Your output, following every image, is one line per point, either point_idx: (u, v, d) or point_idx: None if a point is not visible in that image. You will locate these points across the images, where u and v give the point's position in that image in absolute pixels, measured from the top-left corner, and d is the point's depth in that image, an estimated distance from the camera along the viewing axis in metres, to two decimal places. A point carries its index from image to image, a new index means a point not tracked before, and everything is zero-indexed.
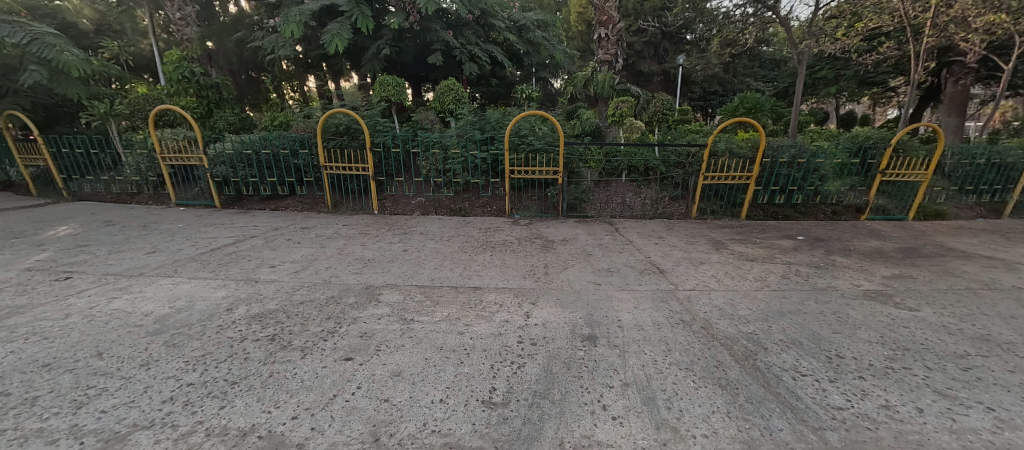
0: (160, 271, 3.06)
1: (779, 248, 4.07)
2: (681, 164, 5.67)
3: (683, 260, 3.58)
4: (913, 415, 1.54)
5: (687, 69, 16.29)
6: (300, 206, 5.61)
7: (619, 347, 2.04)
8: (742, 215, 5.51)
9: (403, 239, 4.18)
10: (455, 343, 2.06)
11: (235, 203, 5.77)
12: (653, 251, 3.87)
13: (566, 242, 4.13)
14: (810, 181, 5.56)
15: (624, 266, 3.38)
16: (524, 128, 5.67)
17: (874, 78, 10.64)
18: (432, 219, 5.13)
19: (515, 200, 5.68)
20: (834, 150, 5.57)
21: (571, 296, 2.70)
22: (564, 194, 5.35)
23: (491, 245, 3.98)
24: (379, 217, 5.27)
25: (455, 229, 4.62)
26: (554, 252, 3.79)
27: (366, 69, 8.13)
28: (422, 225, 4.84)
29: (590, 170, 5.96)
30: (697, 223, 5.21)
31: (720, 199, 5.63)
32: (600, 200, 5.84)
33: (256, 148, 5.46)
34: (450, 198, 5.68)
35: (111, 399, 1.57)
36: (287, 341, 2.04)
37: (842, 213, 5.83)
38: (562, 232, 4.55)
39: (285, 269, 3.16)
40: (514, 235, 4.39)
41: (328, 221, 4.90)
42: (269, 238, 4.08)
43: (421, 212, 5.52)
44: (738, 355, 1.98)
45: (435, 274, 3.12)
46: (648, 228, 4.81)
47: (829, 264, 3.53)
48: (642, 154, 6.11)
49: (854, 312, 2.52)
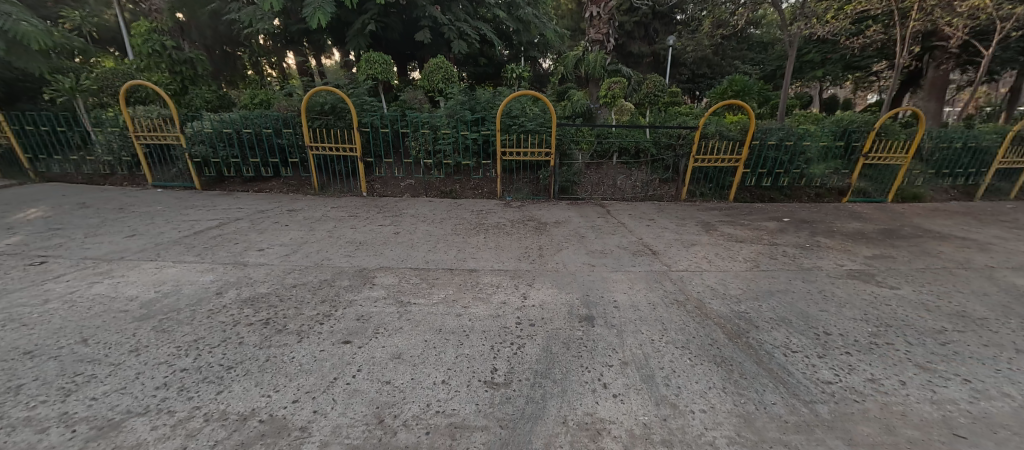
0: (142, 255, 2.95)
1: (766, 229, 4.16)
2: (672, 146, 5.68)
3: (675, 242, 3.62)
4: (896, 387, 1.63)
5: (676, 51, 16.14)
6: (286, 188, 5.43)
7: (616, 327, 2.07)
8: (730, 198, 5.59)
9: (394, 222, 4.11)
10: (454, 325, 2.06)
11: (217, 185, 5.54)
12: (645, 233, 3.91)
13: (559, 225, 4.12)
14: (796, 163, 5.66)
15: (617, 248, 3.41)
16: (515, 109, 5.58)
17: (859, 63, 10.75)
18: (422, 201, 5.06)
19: (507, 182, 5.63)
20: (820, 133, 5.67)
21: (566, 278, 2.71)
22: (557, 175, 5.34)
23: (483, 228, 3.94)
24: (368, 199, 5.16)
25: (447, 211, 4.57)
26: (548, 235, 3.77)
27: (351, 46, 7.79)
28: (413, 207, 4.77)
29: (581, 152, 5.93)
30: (687, 205, 5.26)
31: (710, 182, 5.66)
32: (590, 182, 5.83)
33: (238, 127, 5.23)
34: (440, 180, 5.59)
35: (101, 386, 1.52)
36: (282, 325, 2.00)
37: (826, 196, 5.97)
38: (554, 215, 4.54)
39: (274, 252, 3.08)
40: (506, 218, 4.35)
41: (315, 203, 4.77)
42: (255, 220, 3.96)
43: (411, 194, 5.43)
44: (731, 333, 2.03)
45: (430, 257, 3.09)
46: (639, 211, 4.84)
47: (814, 245, 3.63)
48: (633, 136, 6.09)
49: (839, 290, 2.61)
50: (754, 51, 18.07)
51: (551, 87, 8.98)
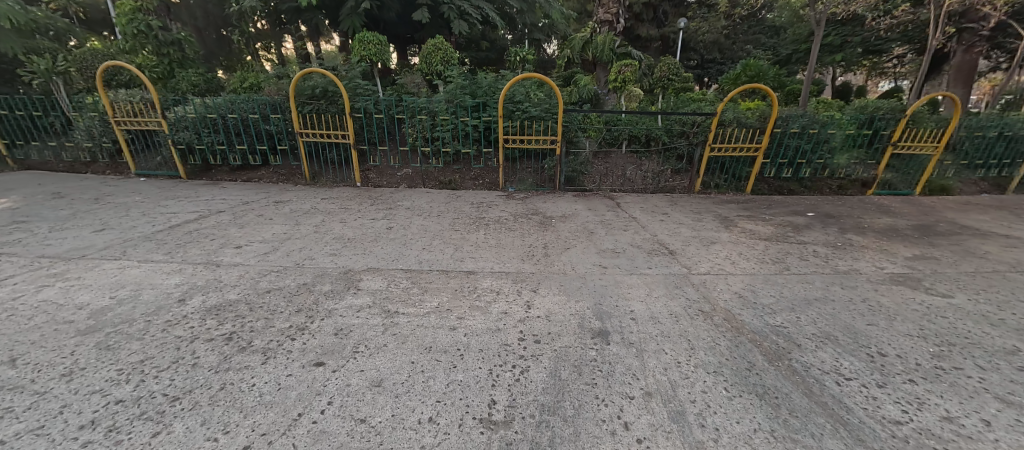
0: (107, 253, 2.67)
1: (791, 225, 3.82)
2: (685, 134, 5.31)
3: (692, 240, 3.30)
4: (982, 430, 1.33)
5: (687, 34, 15.44)
6: (275, 178, 5.12)
7: (636, 345, 1.77)
8: (748, 190, 5.23)
9: (387, 215, 3.80)
10: (447, 342, 1.77)
11: (203, 174, 5.22)
12: (659, 229, 3.58)
13: (564, 220, 3.79)
14: (819, 153, 5.27)
15: (630, 246, 3.10)
16: (519, 94, 5.19)
17: (881, 47, 10.17)
18: (419, 193, 4.75)
19: (510, 172, 5.29)
20: (846, 121, 5.25)
21: (575, 282, 2.41)
22: (563, 165, 5.00)
23: (483, 223, 3.63)
24: (362, 190, 4.85)
25: (444, 204, 4.26)
26: (553, 231, 3.46)
27: (345, 26, 7.34)
28: (409, 199, 4.46)
29: (588, 140, 5.55)
30: (702, 198, 4.92)
31: (727, 173, 5.29)
32: (598, 172, 5.48)
33: (222, 112, 4.90)
34: (438, 169, 5.24)
35: (14, 424, 1.25)
36: (246, 341, 1.72)
37: (848, 188, 5.59)
38: (560, 208, 4.22)
39: (252, 250, 2.79)
40: (508, 211, 4.02)
41: (305, 194, 4.47)
42: (238, 213, 3.67)
43: (408, 185, 5.11)
44: (771, 354, 1.74)
45: (423, 256, 2.79)
46: (651, 204, 4.52)
47: (847, 244, 3.29)
48: (644, 123, 5.71)
49: (886, 299, 2.30)
50: (766, 34, 17.29)
51: (557, 71, 8.49)
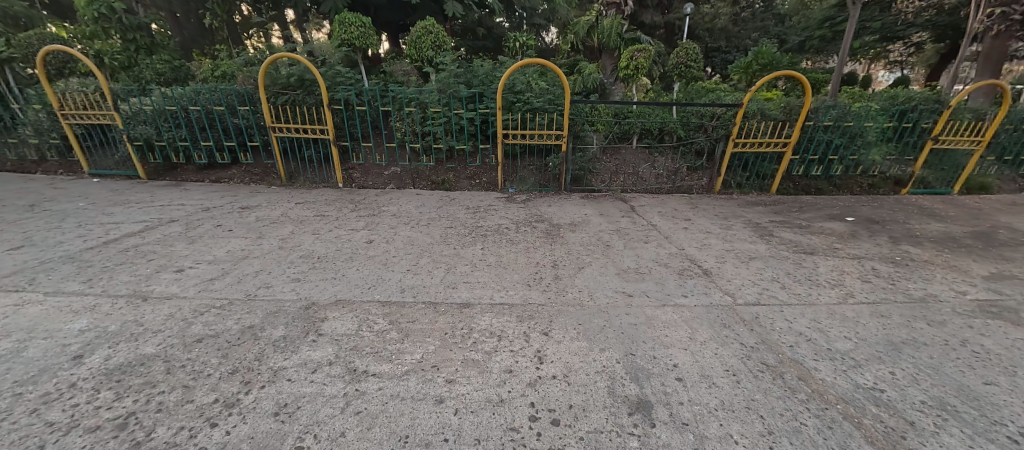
0: (10, 281, 2.14)
1: (833, 234, 3.33)
2: (703, 127, 4.89)
3: (727, 254, 2.80)
4: None
5: (692, 21, 14.77)
6: (248, 178, 4.56)
7: (694, 429, 1.27)
8: (773, 190, 4.72)
9: (369, 224, 3.27)
10: (429, 427, 1.26)
11: (168, 173, 4.64)
12: (684, 240, 3.07)
13: (574, 229, 3.28)
14: (852, 148, 4.75)
15: (656, 264, 2.59)
16: (519, 82, 4.64)
17: (901, 33, 9.56)
18: (408, 195, 4.22)
19: (509, 170, 4.75)
20: (882, 112, 4.74)
21: (596, 321, 1.91)
22: (569, 163, 4.46)
23: (479, 233, 3.10)
24: (343, 192, 4.31)
25: (436, 209, 3.73)
26: (563, 244, 2.94)
27: (326, 8, 6.70)
28: (396, 202, 3.94)
29: (596, 133, 5.02)
30: (724, 199, 4.41)
31: (750, 170, 4.78)
32: (607, 170, 4.95)
33: (184, 104, 4.31)
34: (430, 168, 4.70)
35: None
36: (142, 431, 1.20)
37: (881, 186, 5.09)
38: (567, 213, 3.70)
39: (196, 275, 2.27)
40: (510, 218, 3.51)
41: (278, 198, 3.92)
42: (193, 223, 3.14)
43: (397, 186, 4.56)
44: (883, 442, 1.24)
45: (407, 282, 2.27)
46: (670, 207, 4.00)
47: (908, 259, 2.80)
48: (658, 116, 5.18)
49: (992, 343, 1.81)
50: (774, 20, 16.52)
51: (559, 58, 7.85)
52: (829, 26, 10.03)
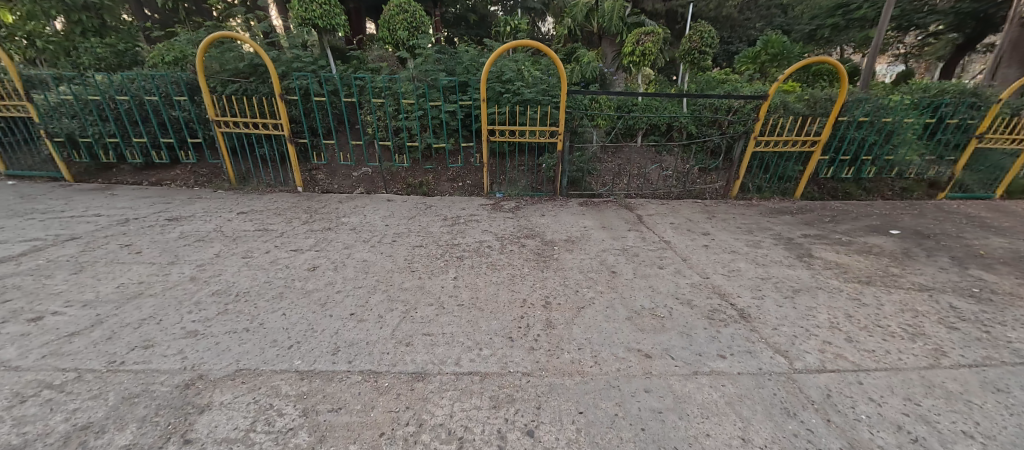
0: None
1: (884, 253, 2.76)
2: (717, 122, 4.44)
3: (764, 285, 2.22)
4: None
5: (695, 9, 14.11)
6: (192, 180, 3.91)
7: None
8: (797, 194, 4.14)
9: (320, 241, 2.66)
10: None
11: (101, 174, 3.98)
12: (708, 263, 2.48)
13: (571, 247, 2.68)
14: (888, 146, 4.17)
15: (678, 303, 2.00)
16: (508, 71, 4.07)
17: (918, 22, 8.97)
18: (378, 201, 3.62)
19: (497, 172, 4.14)
20: (917, 106, 4.21)
21: (605, 409, 1.31)
22: (565, 164, 3.82)
23: (455, 255, 2.51)
24: (301, 197, 3.67)
25: (407, 220, 3.13)
26: (557, 270, 2.34)
27: None
28: (361, 211, 3.33)
29: (596, 130, 4.44)
30: (744, 206, 3.82)
31: (771, 172, 4.20)
32: (608, 172, 4.36)
33: (111, 94, 3.64)
34: (405, 169, 4.10)
35: None
36: None
37: (913, 190, 4.54)
38: (564, 225, 3.12)
39: (53, 328, 1.65)
40: (494, 233, 2.92)
41: (219, 206, 3.28)
42: (97, 241, 2.52)
43: (366, 190, 3.94)
44: None
45: (344, 335, 1.66)
46: (683, 216, 3.42)
47: (989, 292, 2.23)
48: (666, 109, 4.57)
49: None
50: (779, 10, 15.91)
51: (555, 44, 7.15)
52: (842, 13, 9.44)
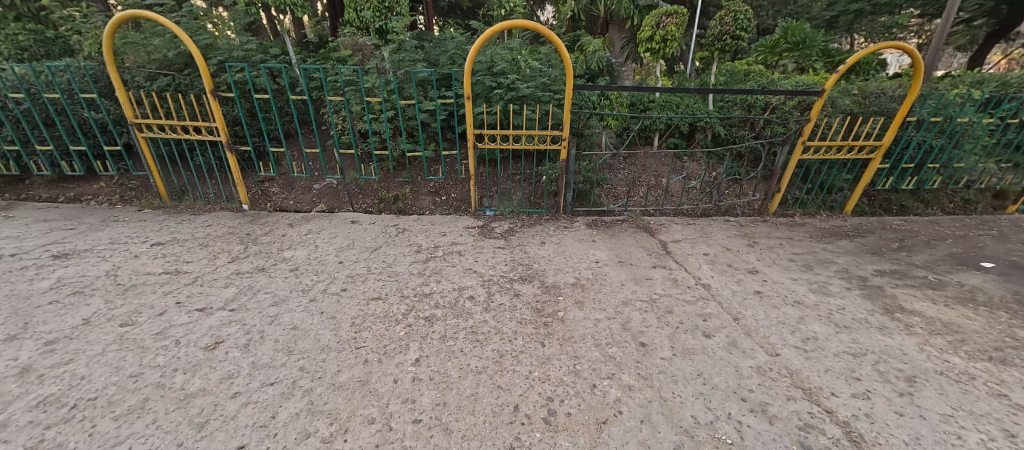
0: None
1: (996, 303, 2.07)
2: (750, 122, 3.73)
3: (862, 370, 1.53)
4: None
5: None
6: (117, 196, 3.21)
7: None
8: (848, 209, 3.45)
9: (245, 292, 1.97)
10: None
11: (7, 187, 3.27)
12: (771, 326, 1.80)
13: (581, 298, 2.00)
14: (957, 152, 3.45)
15: (749, 414, 1.30)
16: (501, 61, 3.35)
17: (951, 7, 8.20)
18: (340, 222, 2.93)
19: (488, 183, 3.45)
20: (993, 102, 3.49)
21: None
22: (570, 175, 3.05)
23: (423, 314, 1.83)
24: (244, 218, 2.97)
25: (371, 252, 2.45)
26: (562, 342, 1.66)
27: None
28: (316, 237, 2.65)
29: (606, 131, 3.75)
30: (788, 226, 3.13)
31: (816, 183, 3.51)
32: (621, 182, 3.67)
33: (4, 91, 2.91)
34: (376, 181, 3.40)
35: None
36: None
37: (979, 201, 3.82)
38: (570, 259, 2.44)
39: None
40: (480, 274, 2.23)
41: (132, 235, 2.58)
42: None
43: (328, 207, 3.23)
44: None
45: None
46: (719, 243, 2.73)
47: None
48: (690, 107, 3.87)
49: None
50: None
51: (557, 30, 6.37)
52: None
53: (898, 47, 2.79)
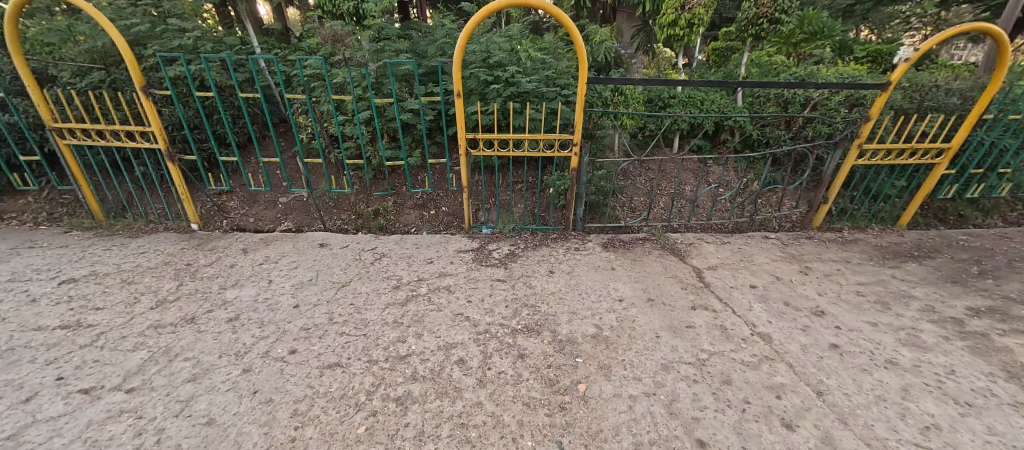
0: None
1: None
2: (787, 121, 3.24)
3: None
4: None
5: None
6: (43, 215, 2.70)
7: None
8: (902, 222, 2.97)
9: (157, 358, 1.47)
10: None
11: None
12: (872, 407, 1.31)
13: (607, 362, 1.50)
14: None
15: None
16: (498, 51, 2.84)
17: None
18: (306, 245, 2.43)
19: (484, 194, 2.99)
20: None
21: None
22: (582, 187, 2.54)
23: (393, 394, 1.33)
24: (189, 241, 2.46)
25: (337, 290, 1.96)
26: (589, 445, 1.16)
27: None
28: (274, 268, 2.16)
29: (621, 132, 3.26)
30: (839, 244, 2.65)
31: (864, 192, 3.02)
32: (638, 191, 3.19)
33: None
34: (352, 193, 2.90)
35: None
36: None
37: None
38: (586, 297, 1.95)
39: None
40: (473, 322, 1.72)
41: (41, 269, 2.08)
42: None
43: (295, 226, 2.74)
44: None
45: None
46: (766, 270, 2.24)
47: None
48: (715, 103, 3.39)
49: None
50: None
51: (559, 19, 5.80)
52: None
53: (984, 30, 2.28)
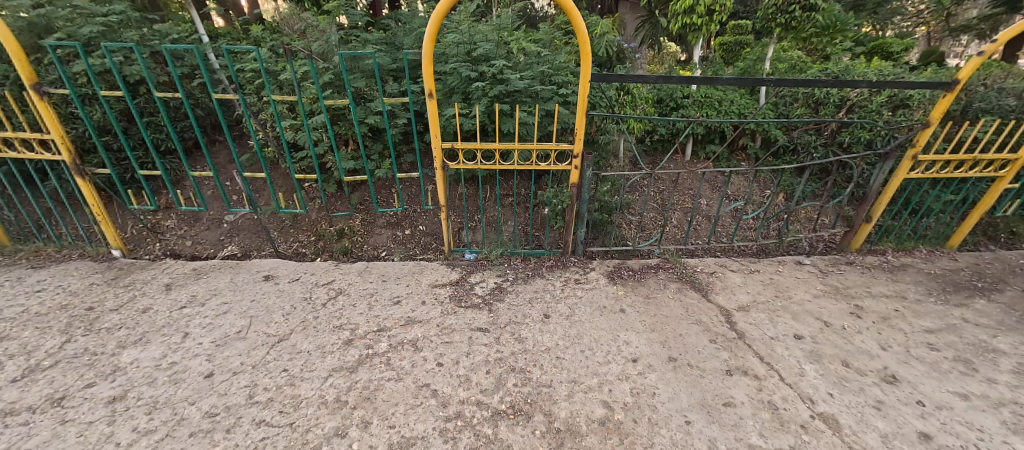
0: None
1: None
2: (818, 124, 2.82)
3: None
4: None
5: None
6: None
7: None
8: (952, 243, 2.56)
9: None
10: None
11: None
12: None
13: None
14: None
15: None
16: (484, 42, 2.39)
17: None
18: (246, 278, 1.98)
19: (469, 211, 2.58)
20: None
21: None
22: (584, 205, 2.09)
23: None
24: (103, 273, 2.01)
25: (271, 348, 1.52)
26: None
27: None
28: (200, 312, 1.72)
29: (626, 137, 2.85)
30: (887, 272, 2.24)
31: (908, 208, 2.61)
32: (648, 205, 2.78)
33: None
34: (313, 210, 2.48)
35: None
36: None
37: None
38: (591, 355, 1.52)
39: None
40: (441, 401, 1.29)
41: None
42: None
43: (242, 251, 2.31)
44: None
45: None
46: (811, 312, 1.82)
47: None
48: (736, 102, 2.97)
49: None
50: None
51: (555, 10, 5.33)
52: None
53: None
